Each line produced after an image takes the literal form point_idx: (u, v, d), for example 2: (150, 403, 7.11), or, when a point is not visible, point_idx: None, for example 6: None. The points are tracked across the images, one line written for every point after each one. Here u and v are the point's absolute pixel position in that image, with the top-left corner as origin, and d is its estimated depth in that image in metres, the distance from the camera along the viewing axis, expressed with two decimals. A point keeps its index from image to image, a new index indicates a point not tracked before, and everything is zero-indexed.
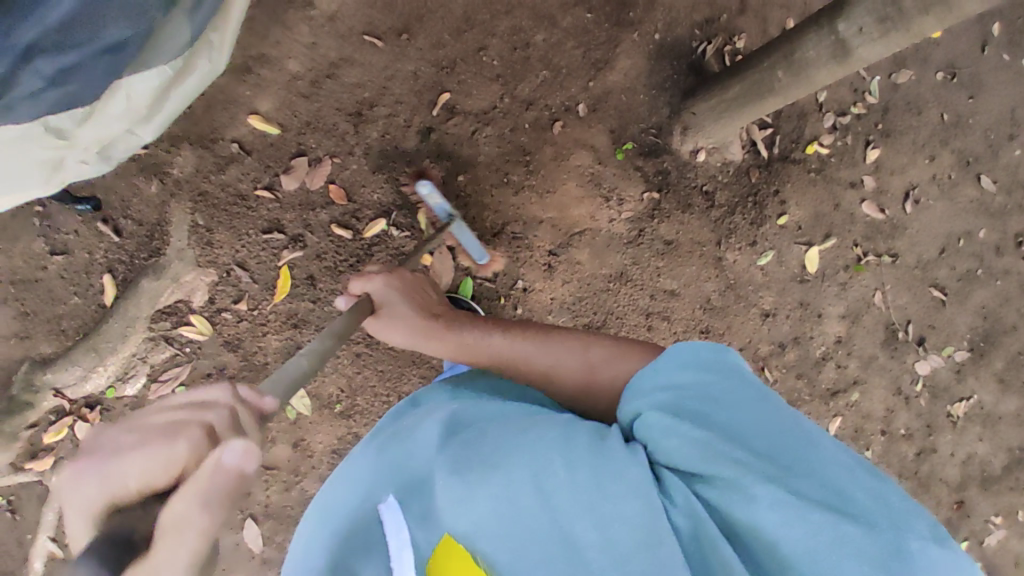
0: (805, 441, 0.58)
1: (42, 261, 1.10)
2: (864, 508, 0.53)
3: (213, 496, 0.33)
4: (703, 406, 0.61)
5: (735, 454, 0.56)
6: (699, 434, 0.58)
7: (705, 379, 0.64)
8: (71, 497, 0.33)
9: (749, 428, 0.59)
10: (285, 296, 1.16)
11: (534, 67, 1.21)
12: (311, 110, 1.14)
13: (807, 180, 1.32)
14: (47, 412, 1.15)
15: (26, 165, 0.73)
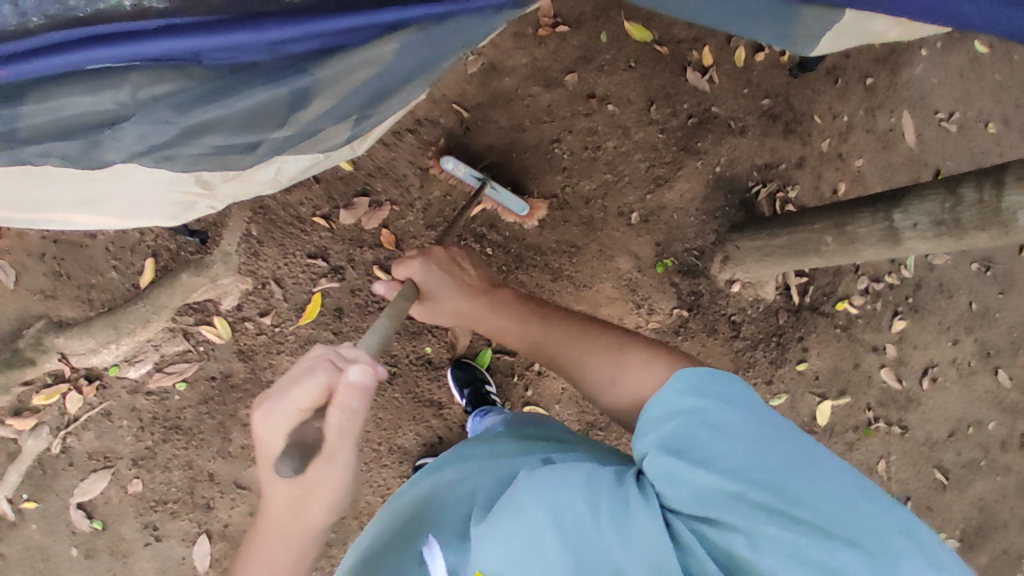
0: (807, 465, 0.53)
1: (94, 231, 1.12)
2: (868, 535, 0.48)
3: (355, 401, 0.51)
4: (703, 437, 0.55)
5: (735, 494, 0.52)
6: (701, 470, 0.53)
7: (706, 404, 0.57)
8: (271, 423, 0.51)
9: (748, 456, 0.53)
10: (311, 322, 1.18)
11: (599, 169, 1.28)
12: (387, 157, 1.20)
13: (832, 334, 1.35)
14: (46, 373, 1.12)
15: (167, 205, 0.67)
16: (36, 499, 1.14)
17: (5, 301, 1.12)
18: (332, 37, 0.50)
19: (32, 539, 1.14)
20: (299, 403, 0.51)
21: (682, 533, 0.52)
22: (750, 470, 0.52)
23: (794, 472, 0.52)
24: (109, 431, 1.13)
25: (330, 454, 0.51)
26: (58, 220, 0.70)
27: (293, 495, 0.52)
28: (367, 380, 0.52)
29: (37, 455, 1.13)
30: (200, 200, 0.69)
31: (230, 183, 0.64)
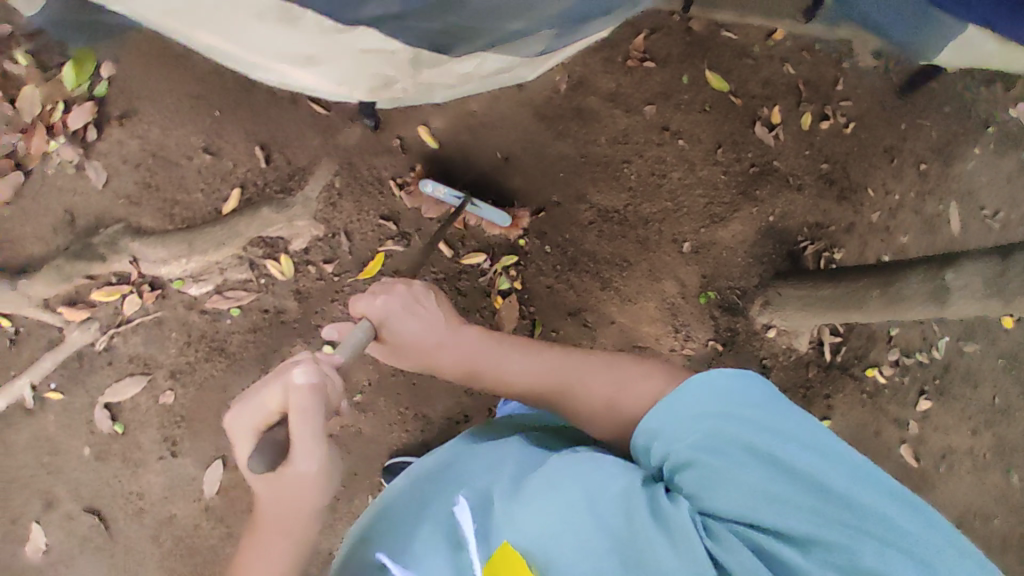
0: (831, 456, 0.69)
1: (192, 153, 1.20)
2: (886, 519, 0.65)
3: (306, 405, 0.63)
4: (733, 442, 0.69)
5: (770, 490, 0.66)
6: (737, 474, 0.67)
7: (740, 409, 0.70)
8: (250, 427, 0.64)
9: (778, 454, 0.68)
10: (369, 278, 1.23)
11: (661, 196, 1.36)
12: (471, 144, 1.29)
13: (857, 398, 1.38)
14: (111, 272, 1.15)
15: (375, 82, 0.72)
16: (63, 391, 1.14)
17: (90, 198, 1.18)
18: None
19: (47, 430, 1.14)
20: (270, 407, 0.64)
21: (719, 532, 0.65)
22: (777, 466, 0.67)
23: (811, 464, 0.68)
24: (156, 340, 1.16)
25: (295, 451, 0.62)
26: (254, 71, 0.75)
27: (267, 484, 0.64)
28: (312, 377, 0.64)
29: (80, 348, 1.14)
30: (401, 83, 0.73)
31: (433, 59, 0.66)
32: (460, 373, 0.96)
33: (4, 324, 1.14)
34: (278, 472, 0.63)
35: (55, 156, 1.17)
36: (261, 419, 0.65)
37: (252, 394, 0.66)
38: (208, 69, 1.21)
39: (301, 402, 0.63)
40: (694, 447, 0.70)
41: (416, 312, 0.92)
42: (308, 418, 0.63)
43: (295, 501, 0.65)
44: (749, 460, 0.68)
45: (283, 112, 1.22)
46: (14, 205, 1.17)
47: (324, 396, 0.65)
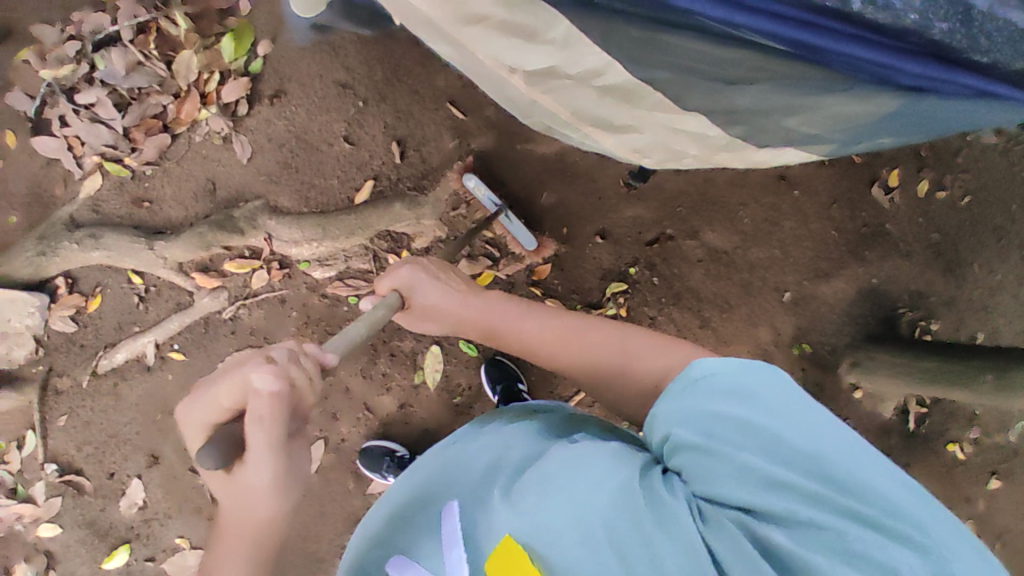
0: (856, 451, 0.55)
1: (332, 140, 1.24)
2: (924, 528, 0.50)
3: (262, 400, 0.57)
4: (740, 427, 0.57)
5: (778, 479, 0.53)
6: (736, 454, 0.55)
7: (756, 389, 0.58)
8: (206, 422, 0.61)
9: (795, 445, 0.55)
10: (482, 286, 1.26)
11: (770, 243, 1.35)
12: (595, 168, 1.29)
13: (930, 468, 1.41)
14: (246, 246, 1.19)
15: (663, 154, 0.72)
16: (184, 352, 1.18)
17: (233, 171, 1.22)
18: (924, 81, 0.55)
19: (161, 387, 1.18)
20: (226, 404, 0.60)
21: (713, 518, 0.54)
22: (784, 451, 0.55)
23: (824, 456, 0.54)
24: (278, 316, 1.20)
25: (248, 460, 0.57)
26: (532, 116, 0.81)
27: (227, 489, 0.60)
28: (273, 385, 0.58)
29: (207, 313, 1.19)
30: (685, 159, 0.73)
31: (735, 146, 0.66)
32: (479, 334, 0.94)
33: (136, 280, 1.17)
34: (231, 475, 0.59)
35: (203, 125, 1.21)
36: (218, 416, 0.60)
37: (214, 387, 0.62)
38: (358, 61, 1.25)
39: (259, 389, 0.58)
40: (690, 426, 0.59)
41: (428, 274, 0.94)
42: (266, 427, 0.57)
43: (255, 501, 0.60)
44: (749, 442, 0.56)
45: (424, 113, 1.26)
46: (157, 165, 1.20)
47: (286, 386, 0.60)
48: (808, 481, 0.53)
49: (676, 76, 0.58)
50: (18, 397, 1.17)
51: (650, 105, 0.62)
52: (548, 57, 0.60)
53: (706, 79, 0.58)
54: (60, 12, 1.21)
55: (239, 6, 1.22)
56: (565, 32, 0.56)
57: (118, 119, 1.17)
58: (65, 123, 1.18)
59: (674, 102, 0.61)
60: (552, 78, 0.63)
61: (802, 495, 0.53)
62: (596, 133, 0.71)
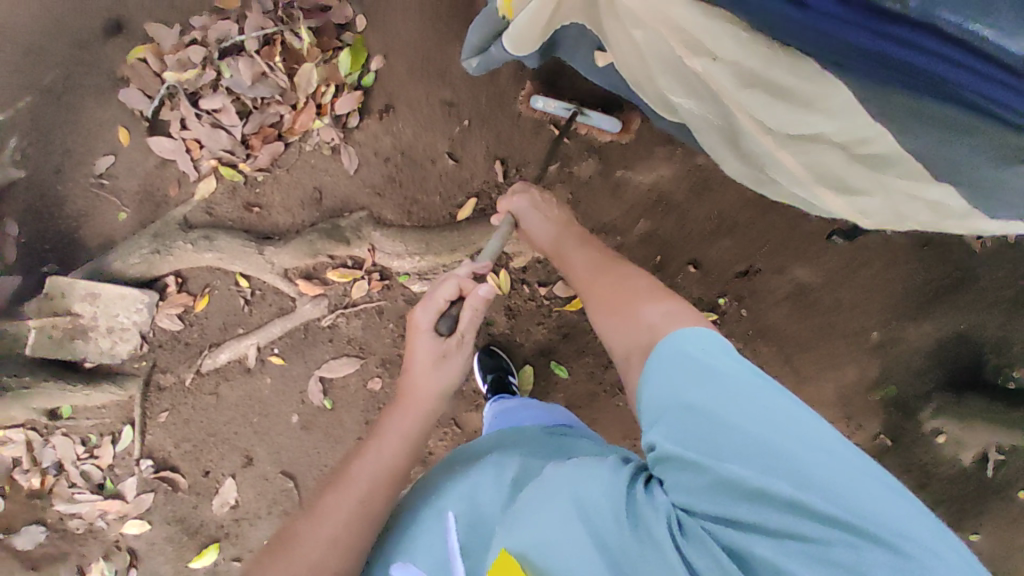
0: (823, 443, 0.50)
1: (435, 156, 1.25)
2: (902, 527, 0.45)
3: (478, 299, 0.83)
4: (705, 417, 0.52)
5: (753, 487, 0.49)
6: (708, 452, 0.51)
7: (721, 370, 0.54)
8: (429, 313, 0.83)
9: (765, 441, 0.50)
10: (575, 310, 1.24)
11: (862, 283, 1.32)
12: (692, 199, 1.29)
13: (1007, 520, 1.37)
14: (349, 255, 1.22)
15: (883, 208, 0.77)
16: (283, 357, 1.21)
17: (339, 183, 1.24)
18: None
19: (259, 391, 1.21)
20: (443, 297, 0.84)
21: (691, 529, 0.51)
22: (759, 452, 0.50)
23: (802, 454, 0.49)
24: (375, 328, 1.22)
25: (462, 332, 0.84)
26: (738, 161, 0.87)
27: (437, 357, 0.82)
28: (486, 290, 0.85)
29: (308, 320, 1.21)
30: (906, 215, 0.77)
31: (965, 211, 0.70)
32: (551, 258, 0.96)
33: (243, 283, 1.21)
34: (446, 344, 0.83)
35: (315, 135, 1.23)
36: (435, 306, 0.84)
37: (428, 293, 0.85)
38: (466, 79, 1.26)
39: (480, 297, 0.83)
40: (671, 428, 0.54)
41: (537, 211, 0.97)
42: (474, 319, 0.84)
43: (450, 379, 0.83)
44: (726, 440, 0.51)
45: (527, 135, 1.26)
46: (269, 172, 1.23)
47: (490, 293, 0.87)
48: (780, 486, 0.48)
49: (934, 149, 0.61)
50: (119, 392, 1.19)
51: (898, 173, 0.68)
52: (818, 125, 0.67)
53: (950, 148, 0.60)
54: (185, 19, 1.24)
55: (356, 21, 1.25)
56: (846, 104, 0.62)
57: (239, 126, 1.20)
58: (185, 126, 1.22)
59: (929, 173, 0.65)
60: (810, 141, 0.71)
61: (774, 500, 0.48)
62: (826, 192, 0.79)
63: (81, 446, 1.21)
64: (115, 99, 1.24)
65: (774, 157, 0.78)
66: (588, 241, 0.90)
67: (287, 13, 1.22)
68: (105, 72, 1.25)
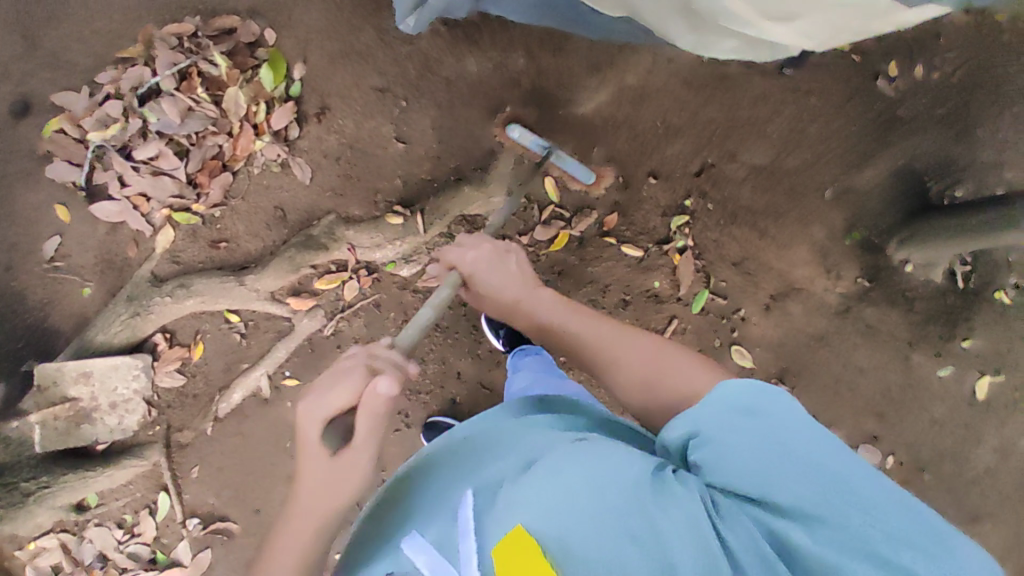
0: (847, 461, 0.62)
1: (384, 142, 1.28)
2: (914, 531, 0.58)
3: (375, 404, 0.69)
4: (741, 436, 0.63)
5: (783, 481, 0.60)
6: (750, 454, 0.61)
7: (761, 402, 0.64)
8: (314, 423, 0.69)
9: (796, 452, 0.61)
10: (559, 249, 1.34)
11: (802, 149, 1.43)
12: (633, 115, 1.36)
13: (992, 319, 1.47)
14: (331, 261, 1.22)
15: (823, 30, 0.86)
16: (297, 377, 1.21)
17: (298, 194, 1.24)
18: None
19: (285, 415, 1.21)
20: (336, 404, 0.69)
21: (725, 512, 0.60)
22: (791, 459, 0.61)
23: (830, 468, 0.61)
24: (377, 320, 1.24)
25: (357, 445, 0.70)
26: (683, 36, 0.93)
27: (328, 469, 0.70)
28: (390, 391, 0.69)
29: (309, 334, 1.21)
30: (841, 30, 0.87)
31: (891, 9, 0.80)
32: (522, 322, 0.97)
33: (233, 319, 1.20)
34: (338, 456, 0.70)
35: (259, 155, 1.23)
36: (324, 414, 0.69)
37: (313, 390, 0.71)
38: (389, 62, 1.28)
39: (374, 400, 0.69)
40: (711, 434, 0.64)
41: (491, 261, 0.98)
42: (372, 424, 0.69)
43: (344, 485, 0.70)
44: (765, 449, 0.62)
45: (466, 99, 1.30)
46: (225, 206, 1.21)
47: (381, 393, 0.69)
48: (803, 486, 0.59)
49: None
50: (141, 463, 1.16)
51: None
52: None
53: None
54: (91, 78, 1.21)
55: (266, 35, 1.25)
56: None
57: (181, 167, 1.18)
58: (124, 183, 1.18)
59: None
60: None
61: (800, 498, 0.60)
62: (776, 30, 0.85)
63: (118, 530, 1.18)
64: (43, 177, 1.19)
65: (722, 15, 0.84)
66: (571, 306, 0.94)
67: (195, 43, 1.21)
68: (25, 153, 1.20)
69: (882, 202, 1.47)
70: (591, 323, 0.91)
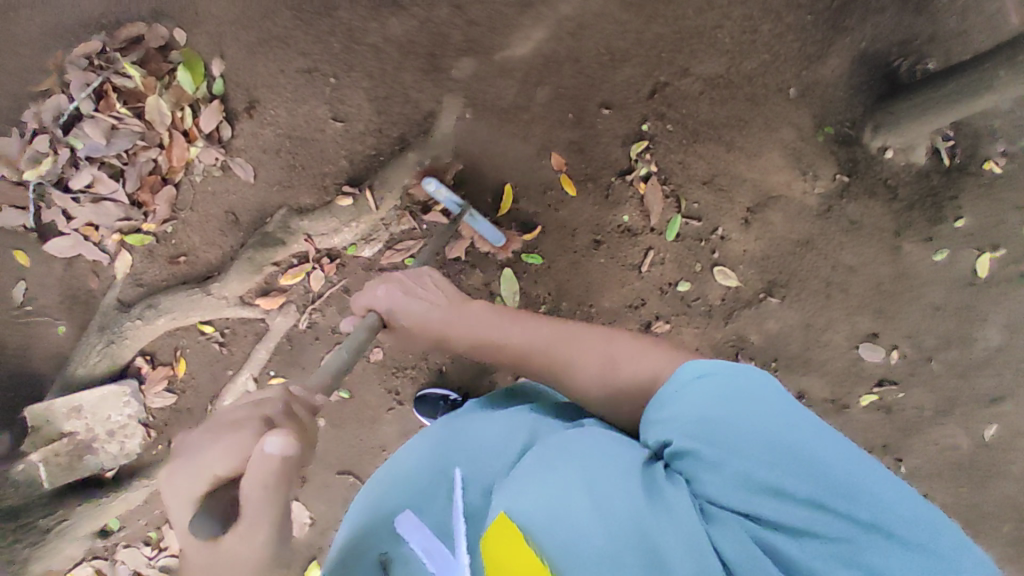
0: (844, 450, 0.57)
1: (322, 125, 1.23)
2: (922, 533, 0.52)
3: (267, 470, 0.49)
4: (723, 427, 0.58)
5: (777, 476, 0.55)
6: (740, 443, 0.57)
7: (739, 384, 0.61)
8: (194, 481, 0.51)
9: (789, 443, 0.56)
10: (509, 208, 1.29)
11: (758, 50, 1.36)
12: (574, 47, 1.29)
13: (981, 194, 1.41)
14: (292, 254, 1.20)
15: None
16: (283, 375, 1.22)
17: (246, 194, 1.22)
18: None
19: None
20: (221, 465, 0.50)
21: (717, 517, 0.55)
22: (787, 450, 0.56)
23: (827, 456, 0.56)
24: (350, 306, 1.23)
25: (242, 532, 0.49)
26: None
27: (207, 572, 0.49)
28: (285, 449, 0.50)
29: (286, 332, 1.21)
30: None
31: None
32: (468, 346, 0.93)
33: (208, 330, 1.20)
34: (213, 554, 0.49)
35: (197, 163, 1.20)
36: (208, 477, 0.51)
37: (203, 442, 0.52)
38: (311, 42, 1.23)
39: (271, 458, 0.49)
40: (693, 428, 0.59)
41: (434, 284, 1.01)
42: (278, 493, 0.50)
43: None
44: (756, 437, 0.57)
45: (397, 62, 1.23)
46: (175, 219, 1.20)
47: (275, 459, 0.49)
48: (796, 480, 0.55)
49: None
50: (151, 481, 1.19)
51: None
52: None
53: None
54: (14, 116, 1.18)
55: (175, 35, 1.20)
56: None
57: (120, 189, 1.16)
58: (71, 216, 1.18)
59: None
60: None
61: (792, 496, 0.55)
62: None
63: (146, 547, 1.22)
64: None
65: None
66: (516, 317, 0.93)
67: (105, 59, 1.17)
68: None
69: (850, 89, 1.39)
70: (535, 332, 0.89)
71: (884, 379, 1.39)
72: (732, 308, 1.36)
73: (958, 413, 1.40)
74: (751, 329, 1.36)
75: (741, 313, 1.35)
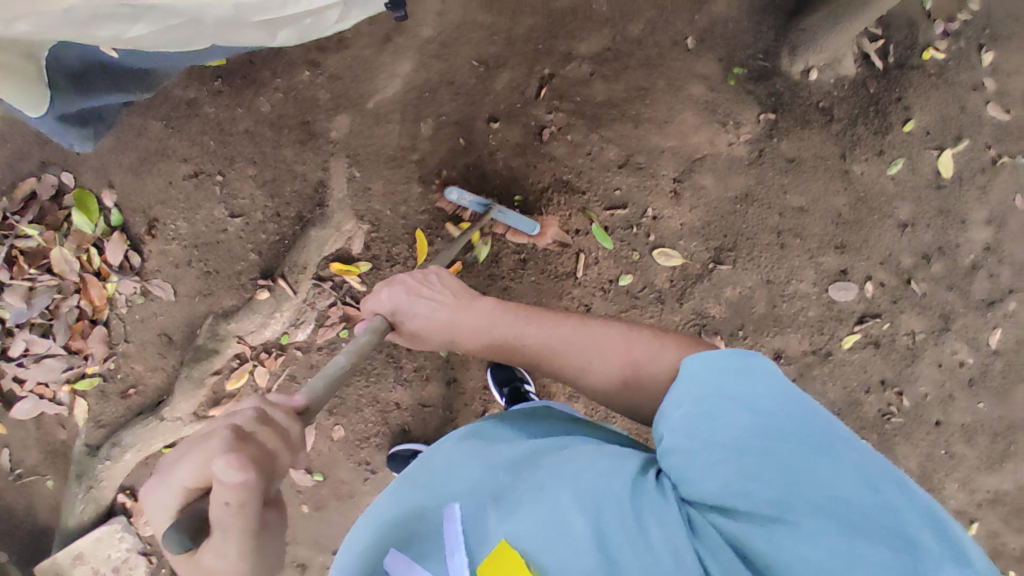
0: (835, 447, 0.55)
1: (222, 225, 1.22)
2: (914, 538, 0.49)
3: (236, 495, 0.44)
4: (704, 430, 0.58)
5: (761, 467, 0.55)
6: (729, 431, 0.57)
7: (745, 372, 0.61)
8: (169, 499, 0.47)
9: (776, 439, 0.56)
10: (426, 255, 1.24)
11: (641, 8, 1.25)
12: (443, 69, 1.23)
13: (927, 88, 1.27)
14: (229, 358, 1.22)
15: None
16: None
17: (173, 313, 1.23)
18: None
19: None
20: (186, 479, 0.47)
21: (701, 524, 0.56)
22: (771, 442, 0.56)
23: (814, 448, 0.55)
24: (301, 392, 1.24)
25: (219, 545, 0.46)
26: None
27: None
28: (242, 471, 0.45)
29: None
30: None
31: None
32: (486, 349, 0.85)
33: (175, 451, 1.25)
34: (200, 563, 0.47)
35: (119, 296, 1.22)
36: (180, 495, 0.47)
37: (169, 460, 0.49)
38: (187, 146, 1.20)
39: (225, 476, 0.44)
40: (685, 423, 0.60)
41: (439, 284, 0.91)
42: (253, 514, 0.45)
43: None
44: (743, 421, 0.58)
45: (274, 141, 1.21)
46: (115, 355, 1.22)
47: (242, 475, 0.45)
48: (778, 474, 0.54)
49: None
50: None
51: None
52: None
53: None
54: None
55: (64, 180, 1.20)
56: None
57: (54, 344, 1.19)
58: (21, 380, 1.20)
59: None
60: None
61: (775, 490, 0.53)
62: None
63: None
64: None
65: None
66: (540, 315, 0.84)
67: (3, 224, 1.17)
68: None
69: (752, 18, 1.27)
70: (558, 331, 0.80)
71: (865, 315, 1.30)
72: (682, 287, 1.30)
73: (957, 327, 1.30)
74: (706, 302, 1.30)
75: (692, 290, 1.28)
